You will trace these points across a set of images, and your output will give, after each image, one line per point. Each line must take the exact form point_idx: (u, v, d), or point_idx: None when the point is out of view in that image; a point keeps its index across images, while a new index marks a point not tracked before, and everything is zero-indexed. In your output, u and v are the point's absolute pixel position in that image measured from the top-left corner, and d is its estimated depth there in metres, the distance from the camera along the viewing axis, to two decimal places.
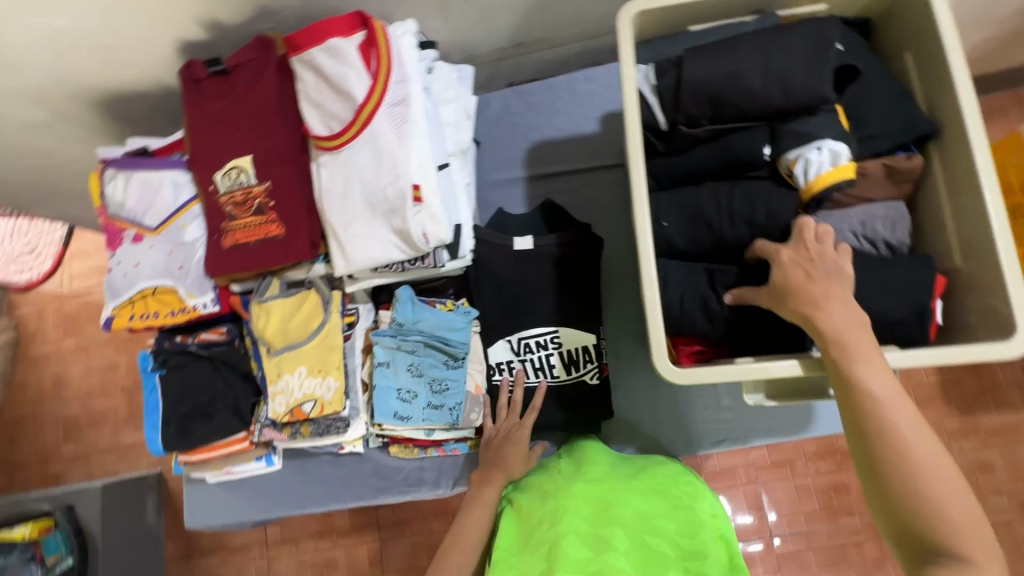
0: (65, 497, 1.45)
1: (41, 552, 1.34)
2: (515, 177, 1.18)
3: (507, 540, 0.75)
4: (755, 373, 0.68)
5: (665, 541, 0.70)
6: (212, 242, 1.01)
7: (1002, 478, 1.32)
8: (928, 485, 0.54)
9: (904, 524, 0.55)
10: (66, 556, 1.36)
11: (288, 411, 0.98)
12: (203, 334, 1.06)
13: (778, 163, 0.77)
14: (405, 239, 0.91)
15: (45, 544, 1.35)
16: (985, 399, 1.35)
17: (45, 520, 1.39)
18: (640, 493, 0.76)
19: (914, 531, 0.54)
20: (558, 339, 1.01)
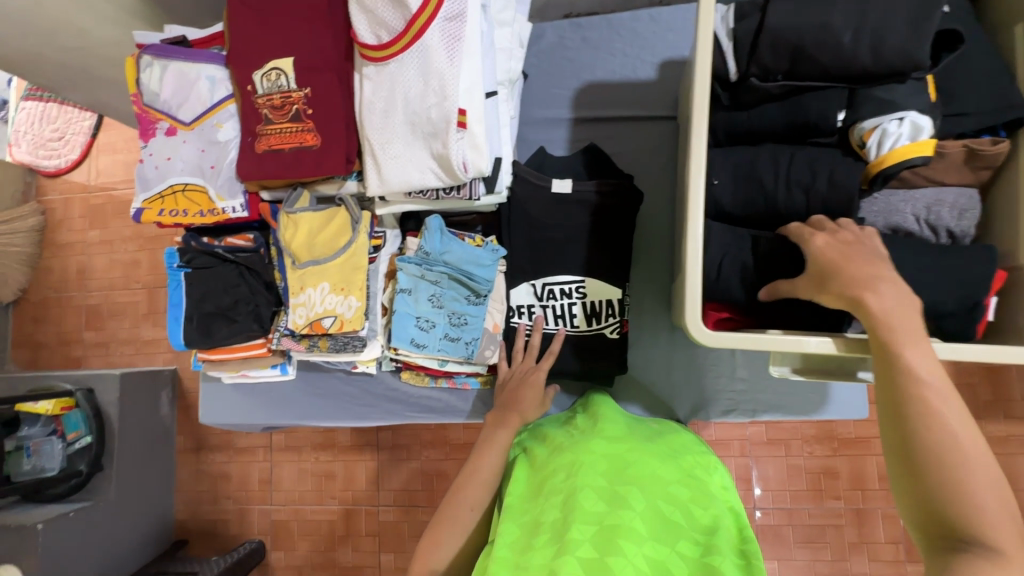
0: (86, 380, 1.51)
1: (63, 427, 1.41)
2: (560, 117, 1.13)
3: (520, 488, 0.77)
4: (786, 346, 0.66)
5: (679, 507, 0.69)
6: (246, 145, 0.99)
7: None
8: (967, 475, 0.51)
9: (934, 510, 0.52)
10: (84, 434, 1.43)
11: (308, 324, 0.99)
12: (230, 238, 1.06)
13: (851, 132, 0.73)
14: (443, 165, 0.88)
15: (66, 421, 1.42)
16: (995, 408, 1.33)
17: (66, 399, 1.42)
18: (655, 458, 0.76)
19: (944, 518, 0.51)
20: (583, 289, 0.99)
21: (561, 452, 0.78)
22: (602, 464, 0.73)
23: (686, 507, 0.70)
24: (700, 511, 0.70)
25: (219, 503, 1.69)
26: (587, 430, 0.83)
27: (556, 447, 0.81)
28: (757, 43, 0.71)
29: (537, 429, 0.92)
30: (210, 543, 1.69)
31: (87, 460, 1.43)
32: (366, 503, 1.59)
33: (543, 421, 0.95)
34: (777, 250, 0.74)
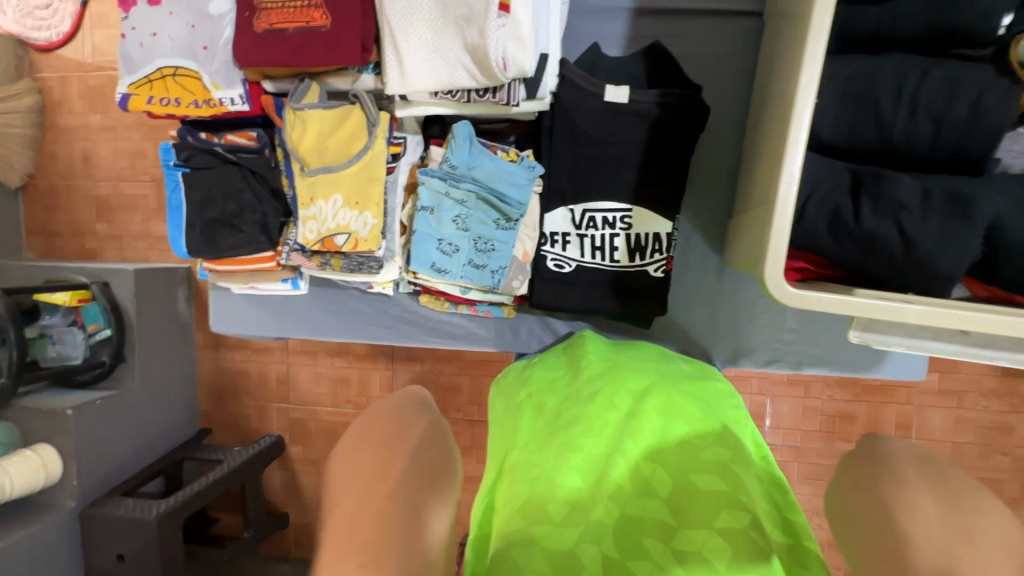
0: (99, 273, 1.46)
1: (82, 318, 1.41)
2: (620, 5, 0.93)
3: (526, 432, 0.64)
4: (883, 313, 0.56)
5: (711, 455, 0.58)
6: (242, 22, 0.83)
7: (1015, 441, 1.28)
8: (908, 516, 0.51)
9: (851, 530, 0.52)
10: (104, 327, 1.43)
11: (319, 240, 0.89)
12: (230, 135, 0.94)
13: (1012, 47, 0.57)
14: (478, 61, 0.73)
15: (85, 313, 1.42)
16: None
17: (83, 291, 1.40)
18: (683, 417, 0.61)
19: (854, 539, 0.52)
20: (629, 220, 0.87)
21: (574, 406, 0.65)
22: (624, 424, 0.59)
23: (722, 466, 0.54)
24: (737, 470, 0.54)
25: (240, 399, 1.72)
26: (604, 380, 0.69)
27: (565, 400, 0.67)
28: None
29: (541, 374, 0.78)
30: (233, 434, 1.75)
31: (110, 351, 1.43)
32: None
33: (548, 364, 0.81)
34: (886, 194, 0.60)
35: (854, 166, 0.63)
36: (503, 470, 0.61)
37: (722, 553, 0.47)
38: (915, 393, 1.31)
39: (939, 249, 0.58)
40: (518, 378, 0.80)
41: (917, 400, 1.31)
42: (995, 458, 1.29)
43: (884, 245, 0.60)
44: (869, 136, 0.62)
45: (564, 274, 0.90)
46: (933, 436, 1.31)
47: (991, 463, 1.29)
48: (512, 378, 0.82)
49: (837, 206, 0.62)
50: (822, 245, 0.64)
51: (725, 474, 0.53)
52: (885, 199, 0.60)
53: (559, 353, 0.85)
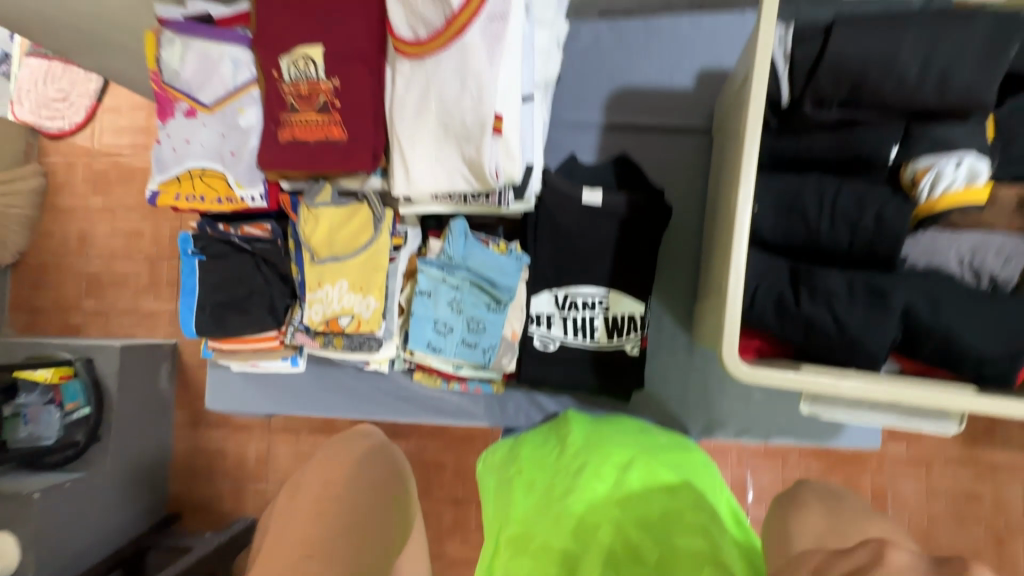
0: (86, 350, 1.49)
1: (61, 397, 1.39)
2: (591, 121, 1.10)
3: (520, 508, 0.69)
4: (824, 387, 0.65)
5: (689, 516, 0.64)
6: (268, 133, 0.95)
7: (984, 510, 1.34)
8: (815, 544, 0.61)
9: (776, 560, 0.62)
10: (83, 405, 1.42)
11: (324, 321, 0.97)
12: (246, 227, 1.04)
13: (903, 170, 0.71)
14: (474, 171, 0.85)
15: (64, 391, 1.40)
16: (991, 435, 1.34)
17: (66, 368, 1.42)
18: (663, 487, 0.68)
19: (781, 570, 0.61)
20: (605, 302, 0.97)
21: (564, 479, 0.71)
22: (612, 493, 0.66)
23: (701, 529, 0.60)
24: (714, 531, 0.60)
25: (217, 479, 1.69)
26: (588, 453, 0.75)
27: (555, 476, 0.73)
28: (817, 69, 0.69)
29: (531, 451, 0.84)
30: (204, 518, 1.69)
31: (86, 431, 1.41)
32: None
33: (537, 441, 0.87)
34: (817, 285, 0.71)
35: (792, 262, 0.75)
36: (500, 543, 0.66)
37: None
38: (885, 463, 1.37)
39: (865, 331, 0.69)
40: (509, 455, 0.86)
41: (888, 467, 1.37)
42: (966, 527, 1.34)
43: (820, 327, 0.71)
44: (799, 238, 0.75)
45: (549, 352, 0.99)
46: (906, 506, 1.36)
47: (964, 532, 1.34)
48: (501, 456, 0.87)
49: (781, 294, 0.73)
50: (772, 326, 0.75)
51: (704, 535, 0.60)
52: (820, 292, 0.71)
53: (545, 431, 0.91)
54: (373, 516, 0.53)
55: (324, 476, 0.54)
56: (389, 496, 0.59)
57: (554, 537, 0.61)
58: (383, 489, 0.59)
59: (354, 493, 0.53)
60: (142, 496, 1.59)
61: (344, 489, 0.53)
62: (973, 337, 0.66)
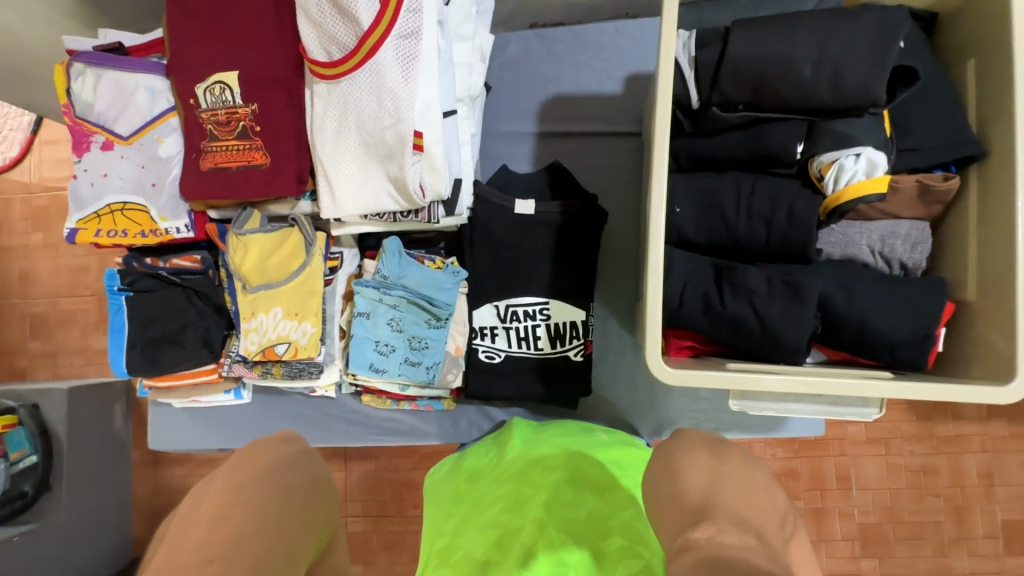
0: (30, 395, 1.41)
1: (5, 447, 1.32)
2: (525, 131, 1.11)
3: (455, 521, 0.71)
4: (744, 384, 0.66)
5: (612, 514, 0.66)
6: (189, 162, 0.93)
7: None
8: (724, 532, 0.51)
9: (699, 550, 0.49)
10: (30, 453, 1.35)
11: (260, 350, 0.94)
12: (175, 259, 1.00)
13: (809, 166, 0.73)
14: (400, 189, 0.85)
15: (8, 440, 1.33)
16: None
17: (8, 416, 1.33)
18: (592, 488, 0.70)
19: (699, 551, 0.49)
20: (547, 311, 0.97)
21: (496, 491, 0.72)
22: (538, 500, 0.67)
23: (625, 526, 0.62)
24: (636, 525, 0.63)
25: None
26: (523, 460, 0.76)
27: (490, 485, 0.74)
28: (719, 71, 0.71)
29: (472, 459, 0.84)
30: None
31: (33, 481, 1.35)
32: None
33: (479, 450, 0.86)
34: (738, 281, 0.73)
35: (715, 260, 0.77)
36: (432, 558, 0.67)
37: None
38: None
39: (784, 324, 0.70)
40: (451, 465, 0.86)
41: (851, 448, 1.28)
42: None
43: (743, 323, 0.72)
44: (717, 237, 0.77)
45: (495, 363, 0.98)
46: None
47: None
48: (442, 471, 0.86)
49: (706, 291, 0.75)
50: (698, 326, 0.76)
51: (626, 531, 0.62)
52: (739, 289, 0.73)
53: (489, 440, 0.89)
54: (281, 528, 0.50)
55: (227, 483, 0.52)
56: (307, 499, 0.56)
57: (478, 551, 0.62)
58: (299, 497, 0.55)
59: (253, 507, 0.50)
60: (98, 543, 1.52)
61: (247, 503, 0.50)
62: (884, 323, 0.68)
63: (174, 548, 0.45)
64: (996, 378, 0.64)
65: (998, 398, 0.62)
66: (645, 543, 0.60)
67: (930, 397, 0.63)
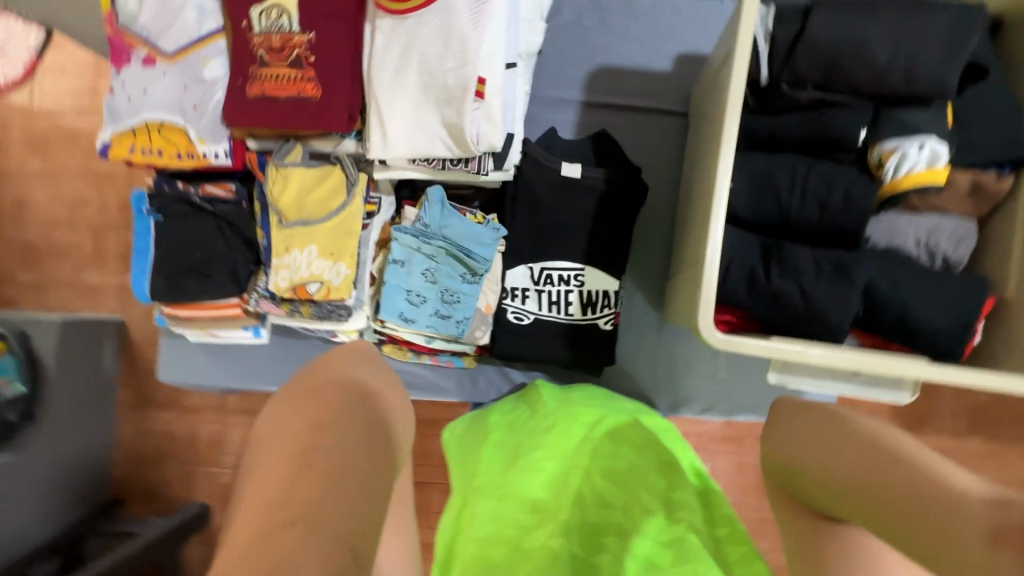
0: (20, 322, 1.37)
1: None
2: (570, 99, 1.10)
3: (491, 462, 0.73)
4: (790, 355, 0.68)
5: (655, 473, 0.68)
6: (234, 87, 0.90)
7: None
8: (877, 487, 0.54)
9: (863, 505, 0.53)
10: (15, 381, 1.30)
11: (291, 287, 0.93)
12: (208, 186, 0.98)
13: (868, 152, 0.73)
14: (455, 135, 0.84)
15: None
16: None
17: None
18: (631, 443, 0.72)
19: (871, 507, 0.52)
20: (581, 277, 0.98)
21: (534, 438, 0.74)
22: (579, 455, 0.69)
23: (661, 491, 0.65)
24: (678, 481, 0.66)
25: (164, 463, 1.60)
26: (560, 410, 0.78)
27: (526, 432, 0.76)
28: (794, 49, 0.71)
29: (502, 412, 0.86)
30: (152, 503, 1.60)
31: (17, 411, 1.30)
32: None
33: (508, 411, 0.86)
34: (787, 258, 0.74)
35: (765, 237, 0.78)
36: (467, 492, 0.70)
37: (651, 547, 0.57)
38: None
39: (829, 303, 0.72)
40: (477, 415, 0.88)
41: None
42: None
43: (788, 300, 0.73)
44: (768, 216, 0.78)
45: (523, 325, 0.98)
46: None
47: None
48: (466, 425, 0.87)
49: (754, 267, 0.75)
50: (742, 300, 0.77)
51: (663, 497, 0.64)
52: (786, 267, 0.74)
53: (515, 399, 0.91)
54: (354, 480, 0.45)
55: (304, 425, 0.48)
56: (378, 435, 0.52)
57: (525, 490, 0.65)
58: (371, 434, 0.51)
59: (333, 455, 0.45)
60: (79, 481, 1.48)
61: (325, 450, 0.45)
62: (926, 311, 0.70)
63: (256, 498, 0.42)
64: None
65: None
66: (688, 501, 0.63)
67: (964, 381, 0.66)
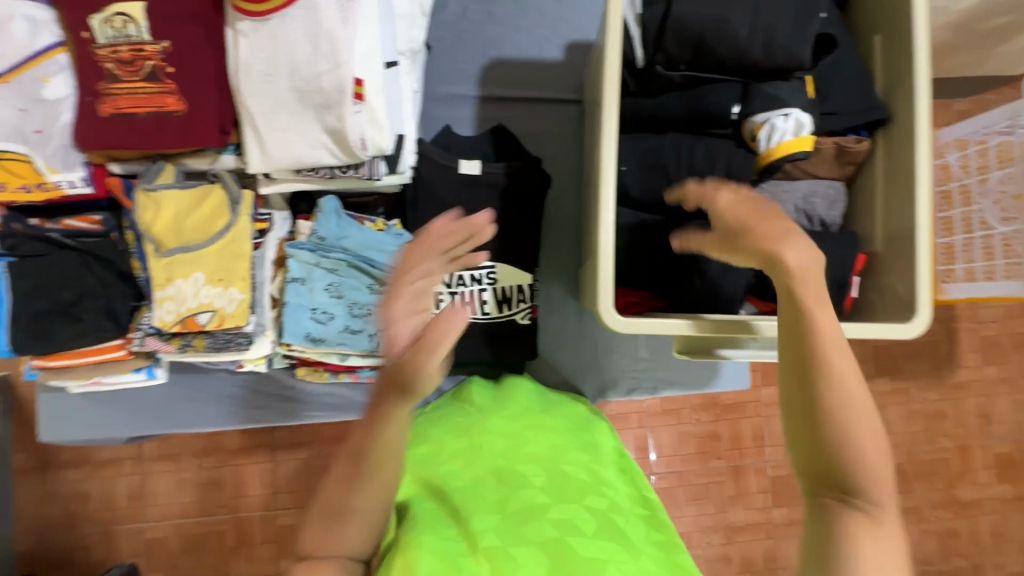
0: None
1: None
2: (466, 95, 1.08)
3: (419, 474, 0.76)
4: (687, 330, 0.70)
5: (574, 466, 0.75)
6: (83, 106, 0.81)
7: None
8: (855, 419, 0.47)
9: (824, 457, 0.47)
10: None
11: (179, 320, 0.85)
12: (68, 220, 0.88)
13: (743, 126, 0.77)
14: (338, 142, 0.79)
15: None
16: None
17: None
18: (547, 442, 0.78)
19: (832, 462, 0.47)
20: (493, 275, 0.96)
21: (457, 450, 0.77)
22: (497, 447, 0.77)
23: (583, 465, 0.77)
24: (592, 475, 0.75)
25: (74, 528, 1.44)
26: (479, 419, 0.82)
27: (450, 442, 0.79)
28: (662, 30, 0.73)
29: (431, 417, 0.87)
30: None
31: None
32: (260, 509, 1.44)
33: (436, 412, 0.89)
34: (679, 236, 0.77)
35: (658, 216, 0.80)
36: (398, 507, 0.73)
37: (587, 520, 0.65)
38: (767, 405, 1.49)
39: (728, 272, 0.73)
40: None
41: (765, 410, 1.45)
42: None
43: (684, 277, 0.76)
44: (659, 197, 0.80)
45: None
46: None
47: None
48: None
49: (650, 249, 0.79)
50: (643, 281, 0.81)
51: (581, 477, 0.74)
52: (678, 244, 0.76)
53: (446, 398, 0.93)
54: None
55: None
56: None
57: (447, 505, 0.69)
58: None
59: None
60: None
61: None
62: None
63: None
64: (903, 315, 0.71)
65: (904, 333, 0.69)
66: (607, 487, 0.75)
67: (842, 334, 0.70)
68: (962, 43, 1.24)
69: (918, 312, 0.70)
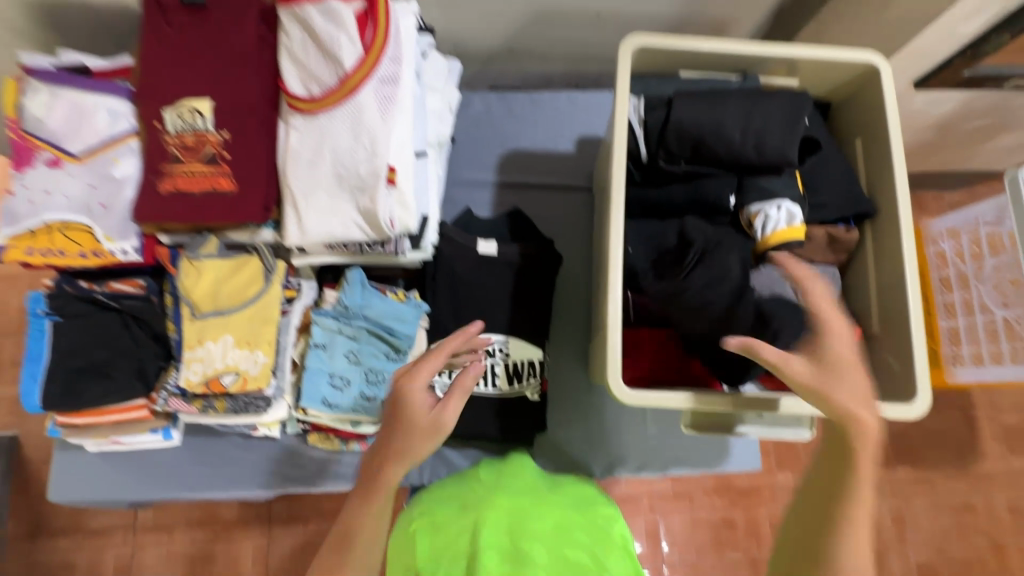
0: None
1: None
2: (484, 180, 1.18)
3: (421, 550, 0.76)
4: (695, 402, 0.73)
5: (576, 547, 0.74)
6: (146, 183, 0.91)
7: None
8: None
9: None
10: None
11: (203, 381, 0.89)
12: (114, 283, 0.94)
13: (740, 215, 0.84)
14: (369, 221, 0.87)
15: None
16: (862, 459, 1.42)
17: None
18: (550, 517, 0.78)
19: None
20: (506, 349, 1.00)
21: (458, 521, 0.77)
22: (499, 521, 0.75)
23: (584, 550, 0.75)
24: (597, 561, 0.74)
25: None
26: (483, 491, 0.82)
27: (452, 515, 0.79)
28: (663, 131, 0.82)
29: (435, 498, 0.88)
30: None
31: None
32: None
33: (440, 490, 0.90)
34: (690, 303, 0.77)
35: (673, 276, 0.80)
36: None
37: None
38: (778, 491, 1.41)
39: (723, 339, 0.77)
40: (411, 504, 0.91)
41: (780, 497, 1.40)
42: None
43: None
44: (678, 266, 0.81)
45: None
46: None
47: None
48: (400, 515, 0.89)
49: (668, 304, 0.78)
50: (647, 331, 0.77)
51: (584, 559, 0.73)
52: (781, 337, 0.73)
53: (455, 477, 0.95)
54: None
55: None
56: None
57: None
58: None
59: None
60: None
61: None
62: None
63: None
64: (906, 396, 0.73)
65: (911, 413, 0.70)
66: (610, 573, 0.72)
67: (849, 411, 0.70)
68: (945, 143, 1.35)
69: (919, 393, 0.72)
